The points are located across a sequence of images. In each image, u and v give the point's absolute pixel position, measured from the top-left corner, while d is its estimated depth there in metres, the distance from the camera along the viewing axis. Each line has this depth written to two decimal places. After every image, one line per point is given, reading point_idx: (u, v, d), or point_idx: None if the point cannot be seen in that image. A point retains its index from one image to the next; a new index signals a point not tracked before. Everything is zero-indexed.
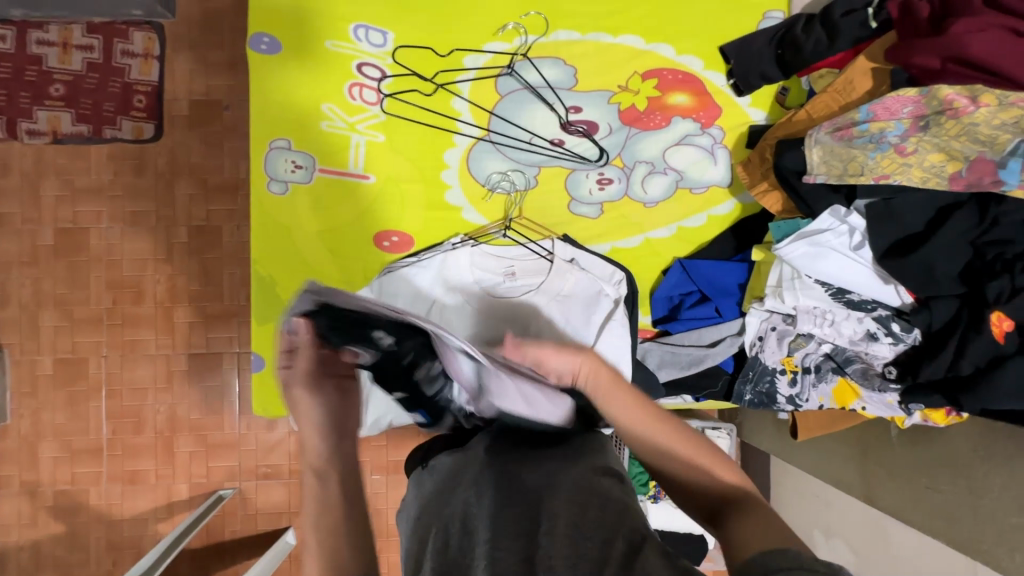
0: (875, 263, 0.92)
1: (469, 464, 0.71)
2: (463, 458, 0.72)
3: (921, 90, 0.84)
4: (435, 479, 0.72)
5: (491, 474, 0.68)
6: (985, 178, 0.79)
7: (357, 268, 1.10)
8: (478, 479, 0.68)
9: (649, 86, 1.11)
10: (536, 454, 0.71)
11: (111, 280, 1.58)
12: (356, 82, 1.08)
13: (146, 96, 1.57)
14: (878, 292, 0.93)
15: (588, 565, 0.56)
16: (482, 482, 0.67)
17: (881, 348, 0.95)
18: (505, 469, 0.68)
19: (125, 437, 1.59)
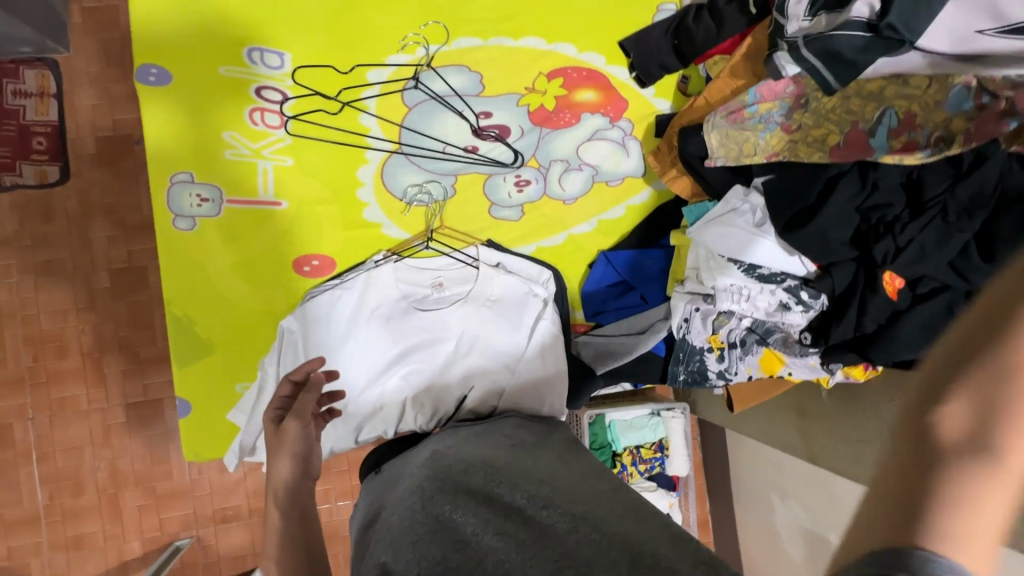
0: (778, 236, 0.94)
1: (423, 471, 0.74)
2: (415, 467, 0.77)
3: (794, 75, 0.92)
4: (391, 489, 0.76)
5: (440, 479, 0.71)
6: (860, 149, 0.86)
7: (277, 297, 1.07)
8: (434, 492, 0.68)
9: (555, 86, 1.12)
10: (482, 454, 0.77)
11: (29, 336, 1.48)
12: (256, 106, 1.04)
13: (47, 137, 1.47)
14: (787, 266, 0.96)
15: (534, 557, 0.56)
16: (438, 493, 0.68)
17: (791, 317, 1.00)
18: (454, 475, 0.71)
19: (64, 500, 1.49)
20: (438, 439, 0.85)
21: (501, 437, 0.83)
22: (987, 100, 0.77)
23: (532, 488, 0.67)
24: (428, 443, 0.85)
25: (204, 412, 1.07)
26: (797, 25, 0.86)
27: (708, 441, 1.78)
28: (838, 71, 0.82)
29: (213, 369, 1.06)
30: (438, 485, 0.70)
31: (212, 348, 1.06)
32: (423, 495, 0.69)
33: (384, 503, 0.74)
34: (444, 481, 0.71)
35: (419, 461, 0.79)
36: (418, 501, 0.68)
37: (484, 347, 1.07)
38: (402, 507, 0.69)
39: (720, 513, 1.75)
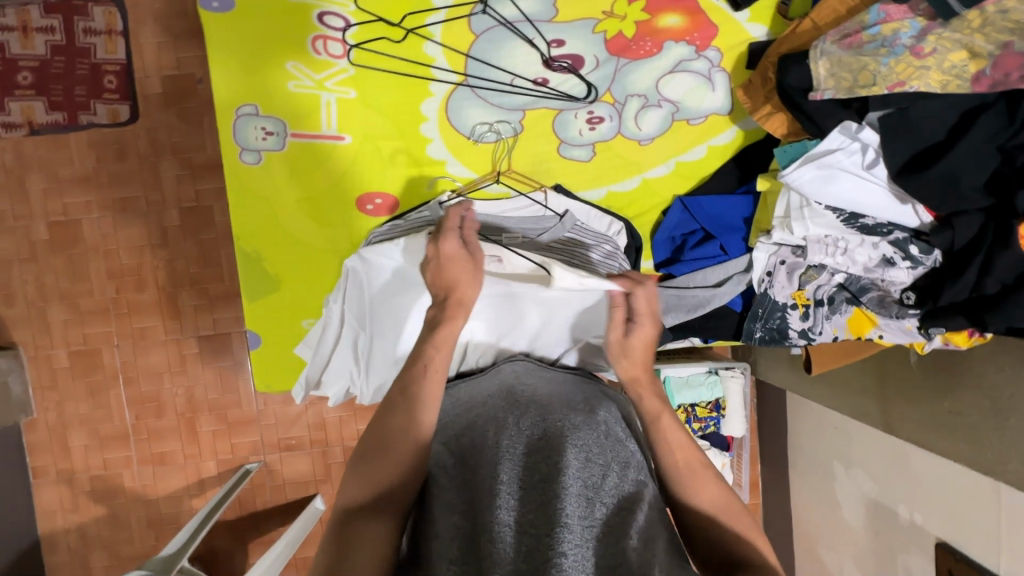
0: (890, 181, 0.85)
1: (497, 402, 0.73)
2: (486, 395, 0.76)
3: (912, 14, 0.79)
4: (459, 405, 0.77)
5: (515, 412, 0.70)
6: (1010, 75, 0.71)
7: (343, 236, 1.07)
8: (508, 426, 0.68)
9: (637, 9, 1.00)
10: (557, 399, 0.73)
11: (111, 269, 1.56)
12: (320, 34, 0.99)
13: (116, 76, 1.49)
14: (894, 217, 0.88)
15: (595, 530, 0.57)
16: (512, 428, 0.67)
17: (892, 275, 0.90)
18: (529, 410, 0.70)
19: (149, 421, 1.62)
20: (511, 371, 0.83)
21: (576, 385, 0.80)
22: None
23: (604, 461, 0.64)
24: (501, 373, 0.83)
25: (274, 345, 1.10)
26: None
27: (766, 403, 1.71)
28: None
29: (282, 303, 1.08)
30: (511, 421, 0.68)
31: (283, 283, 1.07)
32: (499, 425, 0.68)
33: (452, 414, 0.75)
34: (517, 418, 0.69)
35: (493, 388, 0.78)
36: (492, 432, 0.67)
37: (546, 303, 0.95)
38: (478, 430, 0.69)
39: (773, 476, 1.70)
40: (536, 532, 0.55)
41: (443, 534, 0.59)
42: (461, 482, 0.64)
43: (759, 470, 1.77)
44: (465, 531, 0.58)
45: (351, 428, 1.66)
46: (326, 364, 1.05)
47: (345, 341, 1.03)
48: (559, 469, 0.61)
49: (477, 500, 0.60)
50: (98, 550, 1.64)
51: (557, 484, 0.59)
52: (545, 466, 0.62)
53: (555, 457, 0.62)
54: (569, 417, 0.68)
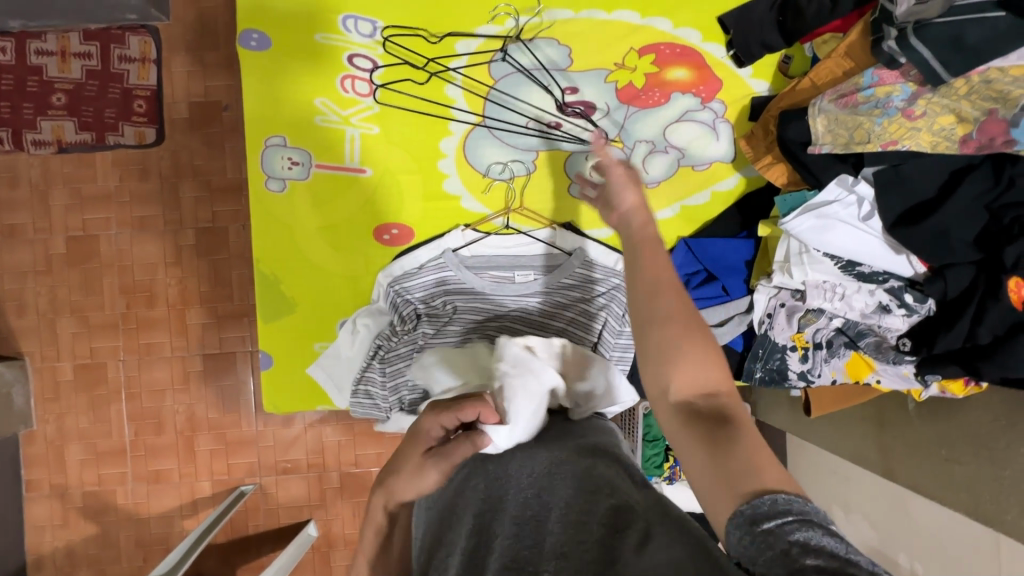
0: (885, 232, 0.89)
1: (484, 454, 0.70)
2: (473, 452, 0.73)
3: (904, 82, 0.83)
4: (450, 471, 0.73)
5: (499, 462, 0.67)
6: (995, 139, 0.76)
7: (359, 261, 1.10)
8: (495, 472, 0.65)
9: (646, 62, 1.08)
10: (546, 444, 0.70)
11: (124, 285, 1.60)
12: (349, 73, 1.06)
13: (146, 100, 1.57)
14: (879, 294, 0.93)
15: (594, 549, 0.51)
16: (498, 474, 0.65)
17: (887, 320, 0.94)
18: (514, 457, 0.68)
19: (147, 438, 1.62)
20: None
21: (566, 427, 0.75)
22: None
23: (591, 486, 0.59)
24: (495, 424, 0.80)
25: (284, 367, 1.11)
26: (908, 9, 0.80)
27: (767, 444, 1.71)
28: (950, 61, 0.76)
29: (299, 326, 1.10)
30: (499, 472, 0.65)
31: (299, 306, 1.10)
32: (486, 477, 0.65)
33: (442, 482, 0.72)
34: (502, 467, 0.65)
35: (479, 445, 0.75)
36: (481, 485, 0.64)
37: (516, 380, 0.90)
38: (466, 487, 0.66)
39: None
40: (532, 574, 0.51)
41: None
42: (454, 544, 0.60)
43: None
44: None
45: (348, 453, 1.66)
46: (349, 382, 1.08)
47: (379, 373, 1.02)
48: (547, 509, 0.58)
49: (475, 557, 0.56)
50: (84, 569, 1.61)
51: (548, 522, 0.56)
52: (534, 506, 0.58)
53: (542, 497, 0.59)
54: (552, 458, 0.64)
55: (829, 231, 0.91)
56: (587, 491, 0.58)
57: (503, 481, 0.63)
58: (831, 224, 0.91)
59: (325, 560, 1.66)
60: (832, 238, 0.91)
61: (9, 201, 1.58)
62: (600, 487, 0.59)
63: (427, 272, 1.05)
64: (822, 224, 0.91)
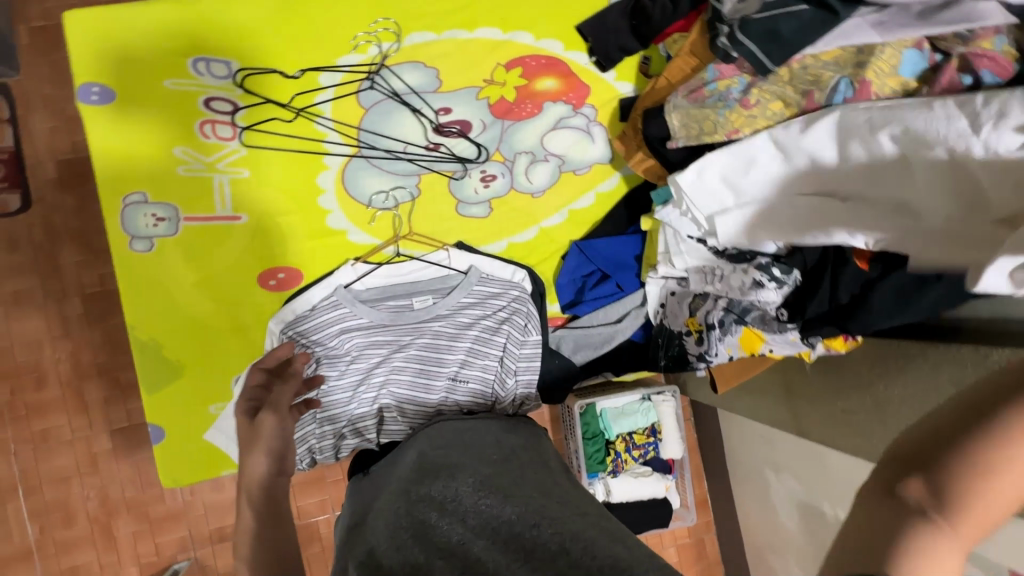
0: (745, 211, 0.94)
1: (408, 477, 0.73)
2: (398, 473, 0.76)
3: (740, 77, 0.91)
4: (375, 489, 0.76)
5: (419, 484, 0.70)
6: None
7: (247, 313, 1.05)
8: (413, 496, 0.68)
9: (515, 76, 1.10)
10: (467, 458, 0.74)
11: (4, 369, 1.44)
12: (207, 118, 1.00)
13: (4, 164, 1.42)
14: (850, 212, 0.79)
15: (516, 549, 0.57)
16: (416, 495, 0.67)
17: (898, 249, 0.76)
18: (438, 475, 0.70)
19: (56, 532, 1.46)
20: (417, 445, 0.82)
21: (468, 435, 0.82)
22: (939, 59, 0.77)
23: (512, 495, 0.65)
24: (412, 448, 0.82)
25: (178, 436, 1.04)
26: (732, 5, 0.87)
27: (704, 420, 1.78)
28: (771, 51, 0.83)
29: (189, 391, 1.03)
30: (427, 488, 0.69)
31: (185, 369, 1.03)
32: (408, 500, 0.67)
33: (364, 505, 0.74)
34: (429, 485, 0.69)
35: (405, 462, 0.78)
36: (403, 506, 0.66)
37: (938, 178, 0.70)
38: (385, 513, 0.67)
39: (719, 491, 1.76)
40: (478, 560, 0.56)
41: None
42: (378, 556, 0.60)
43: (704, 486, 1.84)
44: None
45: None
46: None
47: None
48: (474, 512, 0.62)
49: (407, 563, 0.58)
50: None
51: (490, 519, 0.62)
52: (464, 511, 0.63)
53: (473, 503, 0.64)
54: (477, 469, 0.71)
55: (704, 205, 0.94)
56: (511, 498, 0.64)
57: (416, 506, 0.66)
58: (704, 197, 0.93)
59: None
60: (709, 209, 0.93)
61: None
62: (529, 491, 0.66)
63: (317, 311, 1.02)
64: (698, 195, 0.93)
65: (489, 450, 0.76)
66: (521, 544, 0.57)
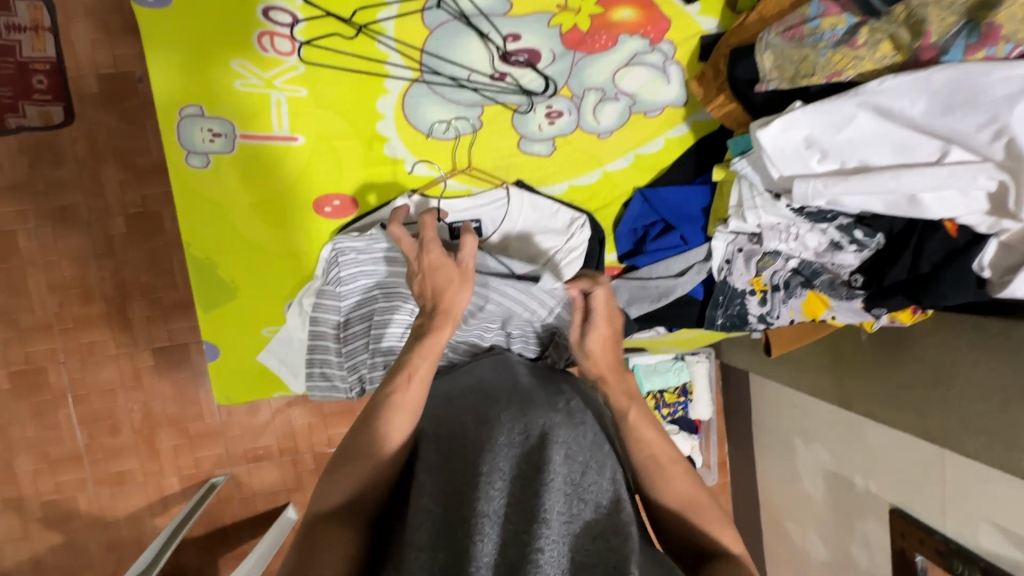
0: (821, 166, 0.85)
1: (473, 396, 0.72)
2: (463, 386, 0.76)
3: (849, 17, 0.82)
4: (436, 396, 0.75)
5: (488, 403, 0.69)
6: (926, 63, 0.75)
7: (301, 240, 1.04)
8: (487, 416, 0.67)
9: (590, 2, 0.99)
10: (534, 392, 0.73)
11: (52, 283, 1.47)
12: (266, 30, 0.94)
13: (47, 75, 1.38)
14: (948, 181, 0.75)
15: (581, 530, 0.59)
16: (489, 417, 0.67)
17: (992, 230, 0.79)
18: (510, 404, 0.69)
19: (103, 440, 1.54)
20: (485, 367, 0.81)
21: (524, 368, 0.81)
22: None
23: (582, 457, 0.64)
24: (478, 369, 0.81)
25: (233, 356, 1.07)
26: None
27: (731, 384, 1.77)
28: None
29: (243, 314, 1.04)
30: (494, 415, 0.67)
31: (240, 291, 1.03)
32: (478, 421, 0.67)
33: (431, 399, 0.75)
34: (498, 412, 0.68)
35: (464, 382, 0.77)
36: (473, 425, 0.67)
37: (957, 132, 0.72)
38: (455, 422, 0.68)
39: (740, 456, 1.77)
40: (514, 532, 0.57)
41: (427, 525, 0.58)
42: (444, 465, 0.63)
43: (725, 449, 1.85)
44: (441, 521, 0.59)
45: (320, 434, 1.62)
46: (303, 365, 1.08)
47: (341, 348, 1.02)
48: (543, 464, 0.61)
49: (456, 503, 0.59)
50: None
51: (540, 480, 0.59)
52: (528, 463, 0.62)
53: (540, 453, 0.62)
54: (551, 414, 0.67)
55: (775, 160, 0.86)
56: (579, 460, 0.63)
57: (478, 430, 0.66)
58: (778, 156, 0.85)
59: None
60: (777, 166, 0.86)
61: None
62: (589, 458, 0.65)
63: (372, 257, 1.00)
64: (770, 146, 0.85)
65: (558, 390, 0.74)
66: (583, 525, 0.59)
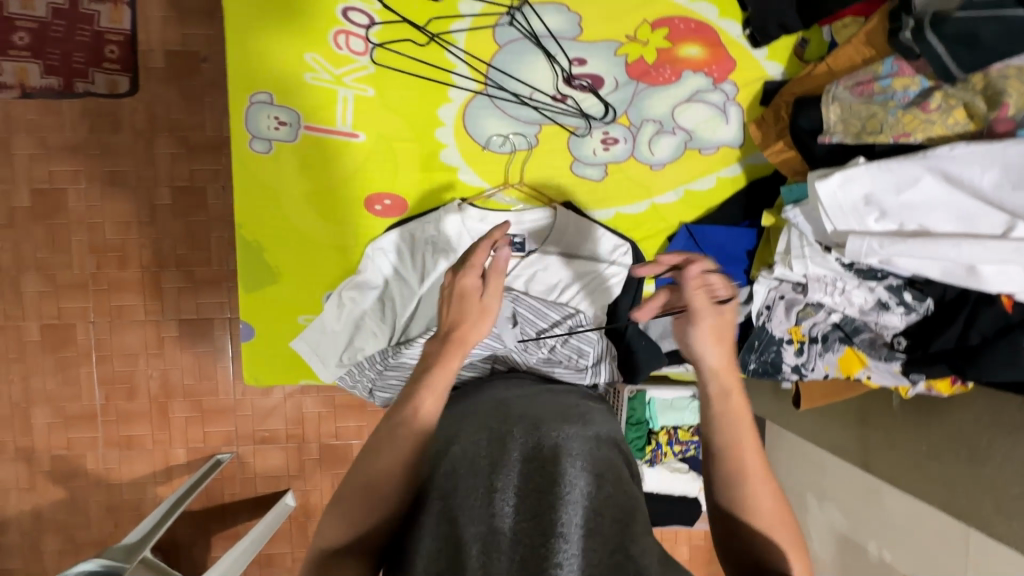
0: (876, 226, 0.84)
1: (485, 414, 0.69)
2: (474, 405, 0.73)
3: (924, 79, 0.82)
4: (447, 419, 0.73)
5: (499, 420, 0.67)
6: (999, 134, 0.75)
7: (350, 234, 1.06)
8: (498, 431, 0.65)
9: (659, 36, 1.00)
10: (546, 410, 0.70)
11: (94, 243, 1.51)
12: (342, 28, 0.97)
13: (119, 46, 1.43)
14: (1012, 257, 0.73)
15: (602, 540, 0.53)
16: (501, 433, 0.64)
17: None
18: (523, 421, 0.67)
19: (119, 403, 1.56)
20: (498, 386, 0.78)
21: (532, 388, 0.79)
22: None
23: (598, 470, 0.60)
24: (493, 387, 0.78)
25: (267, 338, 1.08)
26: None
27: None
28: (962, 57, 0.75)
29: (282, 297, 1.06)
30: (506, 431, 0.65)
31: (283, 276, 1.05)
32: (489, 436, 0.64)
33: (440, 423, 0.72)
34: (509, 427, 0.65)
35: (476, 402, 0.74)
36: (484, 440, 0.63)
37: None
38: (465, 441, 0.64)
39: None
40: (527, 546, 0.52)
41: (428, 552, 0.55)
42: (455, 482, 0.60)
43: None
44: (450, 541, 0.54)
45: (328, 426, 1.63)
46: (336, 357, 1.04)
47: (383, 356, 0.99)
48: (555, 476, 0.57)
49: (465, 521, 0.55)
50: (52, 533, 1.58)
51: (551, 494, 0.56)
52: (540, 475, 0.58)
53: (552, 464, 0.59)
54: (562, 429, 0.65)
55: (829, 211, 0.85)
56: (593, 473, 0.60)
57: (490, 440, 0.63)
58: (832, 207, 0.85)
59: (303, 529, 1.66)
60: (830, 218, 0.86)
61: None
62: (606, 471, 0.61)
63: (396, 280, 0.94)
64: (826, 197, 0.84)
65: (569, 409, 0.71)
66: (603, 532, 0.54)
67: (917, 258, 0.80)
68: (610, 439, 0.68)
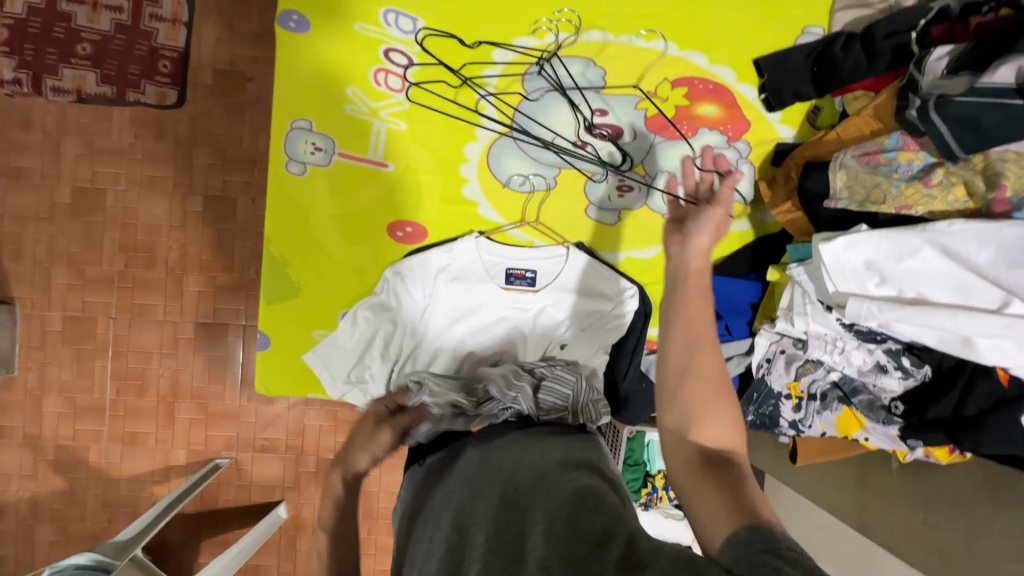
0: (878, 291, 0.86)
1: (471, 469, 0.71)
2: (463, 463, 0.74)
3: (926, 156, 0.86)
4: (442, 482, 0.74)
5: (481, 476, 0.68)
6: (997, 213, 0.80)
7: (370, 256, 1.11)
8: (480, 488, 0.66)
9: (679, 94, 1.07)
10: (531, 455, 0.69)
11: (124, 243, 1.58)
12: (382, 67, 1.04)
13: (172, 61, 1.54)
14: (1007, 332, 0.76)
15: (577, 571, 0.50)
16: (483, 488, 0.65)
17: None
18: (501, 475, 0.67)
19: (128, 398, 1.61)
20: (476, 441, 0.78)
21: (515, 430, 0.78)
22: None
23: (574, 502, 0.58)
24: (473, 442, 0.79)
25: (282, 349, 1.12)
26: (932, 82, 0.85)
27: None
28: (964, 138, 0.79)
29: (299, 312, 1.11)
30: (486, 487, 0.66)
31: (303, 292, 1.10)
32: (472, 494, 0.66)
33: (436, 488, 0.74)
34: (489, 482, 0.66)
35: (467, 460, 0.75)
36: (467, 499, 0.65)
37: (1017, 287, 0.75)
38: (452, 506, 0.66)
39: None
40: None
41: None
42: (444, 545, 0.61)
43: None
44: None
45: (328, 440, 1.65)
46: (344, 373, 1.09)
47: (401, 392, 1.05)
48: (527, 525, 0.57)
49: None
50: (46, 523, 1.60)
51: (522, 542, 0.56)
52: (514, 527, 0.58)
53: (524, 514, 0.59)
54: (539, 472, 0.64)
55: (832, 273, 0.88)
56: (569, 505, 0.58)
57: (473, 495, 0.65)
58: (835, 270, 0.88)
59: (291, 542, 1.66)
60: (833, 280, 0.88)
61: (20, 143, 1.55)
62: (584, 500, 0.58)
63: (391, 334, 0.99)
64: (829, 259, 0.87)
65: (553, 449, 0.70)
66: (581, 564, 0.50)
67: (916, 324, 0.83)
68: (597, 472, 0.66)
